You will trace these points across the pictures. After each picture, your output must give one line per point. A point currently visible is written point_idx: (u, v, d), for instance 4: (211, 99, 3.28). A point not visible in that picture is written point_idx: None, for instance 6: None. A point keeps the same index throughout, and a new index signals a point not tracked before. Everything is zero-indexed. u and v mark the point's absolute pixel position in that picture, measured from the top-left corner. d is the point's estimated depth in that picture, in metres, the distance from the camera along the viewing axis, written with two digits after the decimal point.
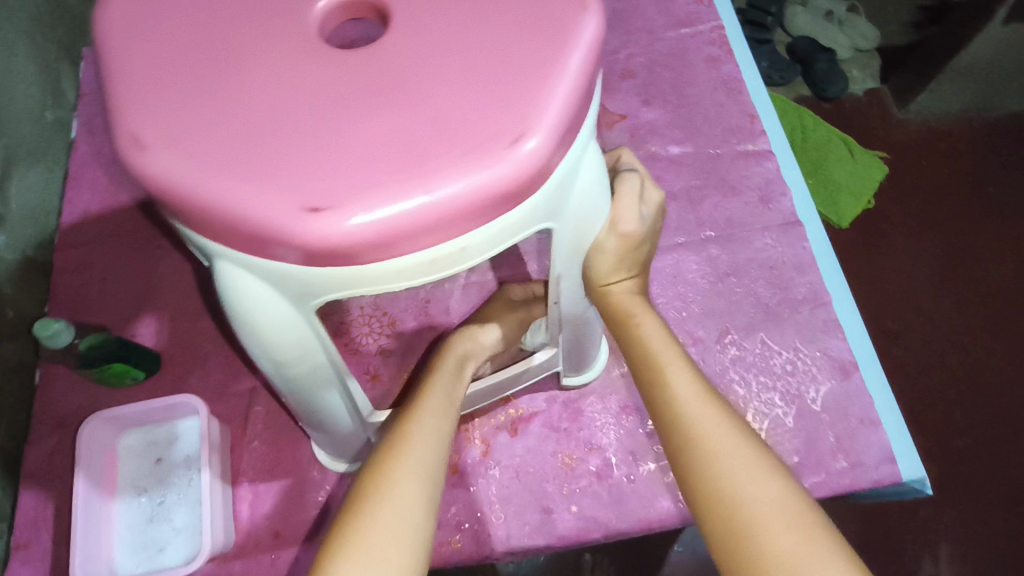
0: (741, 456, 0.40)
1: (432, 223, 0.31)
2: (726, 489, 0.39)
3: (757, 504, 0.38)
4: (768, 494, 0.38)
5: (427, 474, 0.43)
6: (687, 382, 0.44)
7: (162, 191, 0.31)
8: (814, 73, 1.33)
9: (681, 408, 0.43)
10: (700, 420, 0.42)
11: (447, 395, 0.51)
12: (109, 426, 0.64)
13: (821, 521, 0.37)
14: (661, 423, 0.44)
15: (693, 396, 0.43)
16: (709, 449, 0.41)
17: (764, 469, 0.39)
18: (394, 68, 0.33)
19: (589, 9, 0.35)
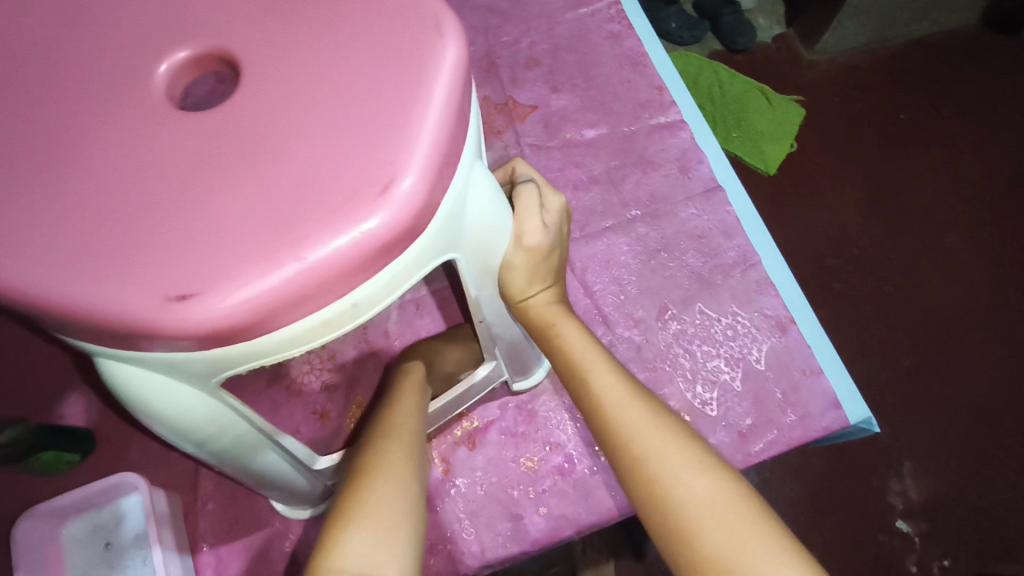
0: (670, 456, 0.41)
1: (313, 288, 0.30)
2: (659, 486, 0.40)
3: (688, 502, 0.39)
4: (698, 493, 0.39)
5: (406, 477, 0.43)
6: (611, 385, 0.45)
7: (20, 303, 0.29)
8: (722, 27, 1.36)
9: (607, 410, 0.44)
10: (626, 423, 0.43)
11: (414, 407, 0.51)
12: (46, 519, 0.60)
13: (753, 513, 0.38)
14: (595, 430, 0.44)
15: (619, 400, 0.44)
16: (639, 450, 0.41)
17: (693, 468, 0.40)
18: (252, 127, 0.31)
19: (447, 34, 0.34)
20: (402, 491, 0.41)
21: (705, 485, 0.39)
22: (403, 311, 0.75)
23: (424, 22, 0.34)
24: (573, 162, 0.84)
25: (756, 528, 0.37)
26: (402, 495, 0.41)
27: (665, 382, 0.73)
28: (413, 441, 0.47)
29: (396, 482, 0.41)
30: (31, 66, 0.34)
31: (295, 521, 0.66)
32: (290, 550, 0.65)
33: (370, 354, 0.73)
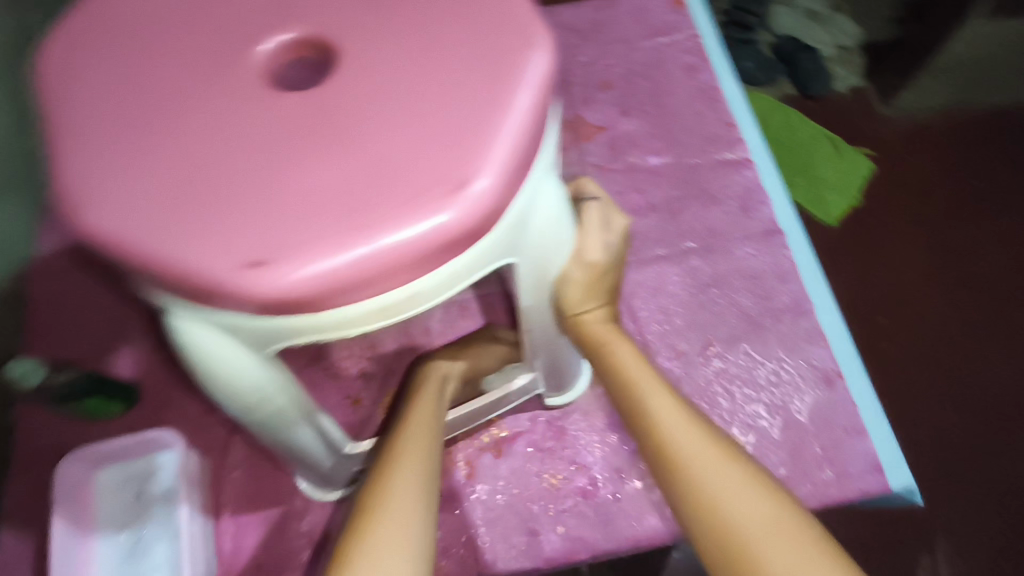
0: (728, 479, 0.40)
1: (378, 273, 0.30)
2: (718, 510, 0.39)
3: (750, 527, 0.38)
4: (761, 517, 0.38)
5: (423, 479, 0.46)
6: (667, 406, 0.45)
7: (107, 249, 0.31)
8: (798, 71, 1.33)
9: (663, 431, 0.43)
10: (682, 444, 0.42)
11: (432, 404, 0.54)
12: (86, 462, 0.63)
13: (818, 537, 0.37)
14: (649, 452, 0.43)
15: (676, 421, 0.44)
16: (698, 472, 0.41)
17: (753, 491, 0.40)
18: (342, 112, 0.33)
19: (537, 45, 0.35)
20: (419, 492, 0.45)
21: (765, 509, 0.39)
22: (447, 312, 0.76)
23: (518, 30, 0.35)
24: (634, 187, 0.84)
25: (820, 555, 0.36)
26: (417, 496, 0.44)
27: None
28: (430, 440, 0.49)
29: (410, 487, 0.44)
30: (145, 32, 0.36)
31: (316, 502, 0.67)
32: (308, 529, 0.66)
33: (410, 348, 0.74)
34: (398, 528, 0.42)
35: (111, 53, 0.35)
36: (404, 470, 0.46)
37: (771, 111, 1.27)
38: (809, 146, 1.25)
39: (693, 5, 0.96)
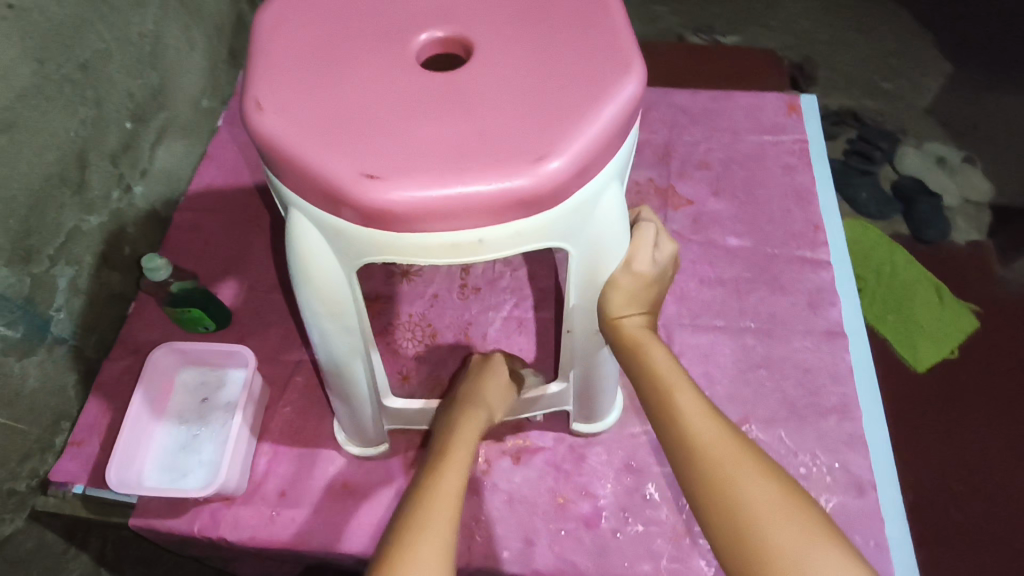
0: (741, 464, 0.47)
1: (458, 211, 0.38)
2: (732, 489, 0.46)
3: (757, 504, 0.45)
4: (768, 497, 0.45)
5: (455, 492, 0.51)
6: (692, 401, 0.51)
7: (264, 143, 0.41)
8: (915, 215, 1.39)
9: (686, 421, 0.50)
10: (701, 434, 0.49)
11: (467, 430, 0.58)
12: (176, 358, 0.73)
13: (815, 515, 0.45)
14: (671, 438, 0.51)
15: (698, 412, 0.50)
16: (715, 457, 0.48)
17: (761, 474, 0.47)
18: (464, 89, 0.42)
19: (631, 76, 0.42)
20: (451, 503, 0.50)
21: (773, 491, 0.46)
22: (507, 323, 0.82)
23: (619, 61, 0.43)
24: (707, 259, 0.88)
25: (816, 529, 0.44)
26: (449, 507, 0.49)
27: None
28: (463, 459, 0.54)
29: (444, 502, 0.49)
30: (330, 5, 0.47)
31: (345, 453, 0.73)
32: (331, 474, 0.72)
33: (464, 345, 0.80)
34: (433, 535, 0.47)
35: (302, 14, 0.46)
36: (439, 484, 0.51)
37: (876, 244, 1.28)
38: (910, 287, 1.24)
39: (807, 115, 1.01)
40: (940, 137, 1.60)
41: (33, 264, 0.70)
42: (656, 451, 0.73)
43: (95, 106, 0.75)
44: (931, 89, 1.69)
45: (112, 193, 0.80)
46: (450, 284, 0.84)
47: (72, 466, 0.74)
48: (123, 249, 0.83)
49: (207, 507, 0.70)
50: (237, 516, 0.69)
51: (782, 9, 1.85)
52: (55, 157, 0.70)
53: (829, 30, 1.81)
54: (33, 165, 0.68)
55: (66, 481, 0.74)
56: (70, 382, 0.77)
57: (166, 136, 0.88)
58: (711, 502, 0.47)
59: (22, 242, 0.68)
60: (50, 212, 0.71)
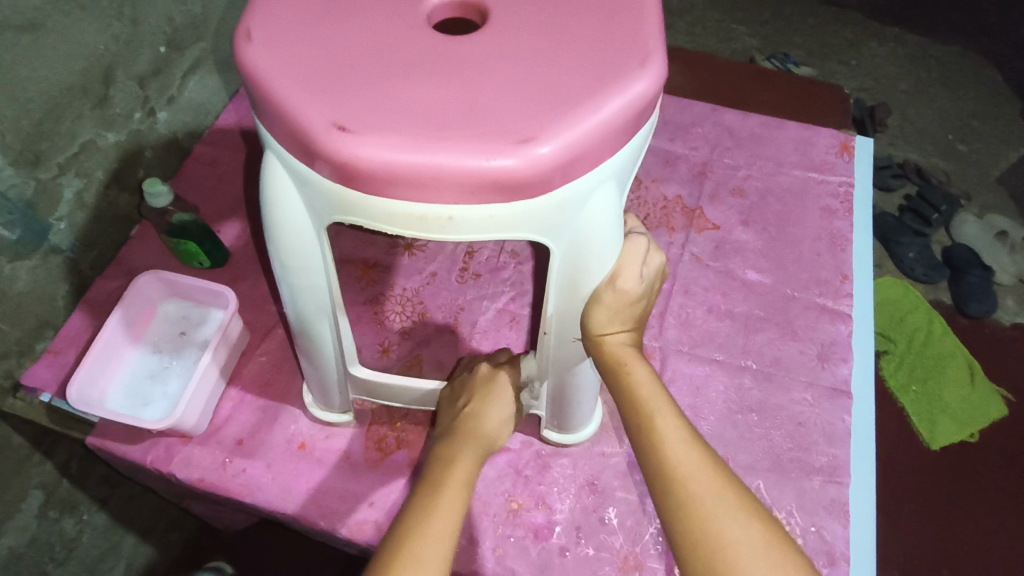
0: (721, 497, 0.44)
1: (428, 181, 0.36)
2: (711, 526, 0.42)
3: (736, 543, 0.42)
4: (751, 538, 0.42)
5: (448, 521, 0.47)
6: (672, 426, 0.48)
7: (245, 75, 0.38)
8: (963, 286, 1.32)
9: (664, 447, 0.46)
10: (681, 462, 0.46)
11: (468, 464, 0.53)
12: (160, 287, 0.73)
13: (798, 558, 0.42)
14: (647, 465, 0.47)
15: (679, 440, 0.47)
16: (694, 488, 0.44)
17: (746, 510, 0.43)
18: (467, 56, 0.39)
19: (649, 70, 0.39)
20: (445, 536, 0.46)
21: (757, 529, 0.43)
22: (500, 314, 0.79)
23: (639, 52, 0.39)
24: (721, 289, 0.83)
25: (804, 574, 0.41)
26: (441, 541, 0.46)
27: None
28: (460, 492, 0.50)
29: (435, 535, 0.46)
30: None
31: (308, 414, 0.72)
32: (290, 433, 0.71)
33: (451, 329, 0.78)
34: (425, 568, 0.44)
35: None
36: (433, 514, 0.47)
37: (915, 307, 1.21)
38: (941, 358, 1.17)
39: (860, 159, 0.96)
40: (1004, 210, 1.52)
41: (41, 170, 0.70)
42: (623, 476, 0.70)
43: (131, 24, 0.75)
44: (1005, 158, 1.60)
45: (135, 114, 0.80)
46: (450, 265, 0.82)
47: (47, 373, 0.74)
48: (136, 171, 0.83)
49: (163, 440, 0.69)
50: (189, 455, 0.69)
51: (865, 49, 1.77)
52: (82, 67, 0.70)
53: (909, 78, 1.72)
54: (56, 71, 0.68)
55: (36, 387, 0.74)
56: (60, 292, 0.77)
57: (201, 67, 0.88)
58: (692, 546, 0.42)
59: (33, 145, 0.68)
60: (67, 120, 0.71)
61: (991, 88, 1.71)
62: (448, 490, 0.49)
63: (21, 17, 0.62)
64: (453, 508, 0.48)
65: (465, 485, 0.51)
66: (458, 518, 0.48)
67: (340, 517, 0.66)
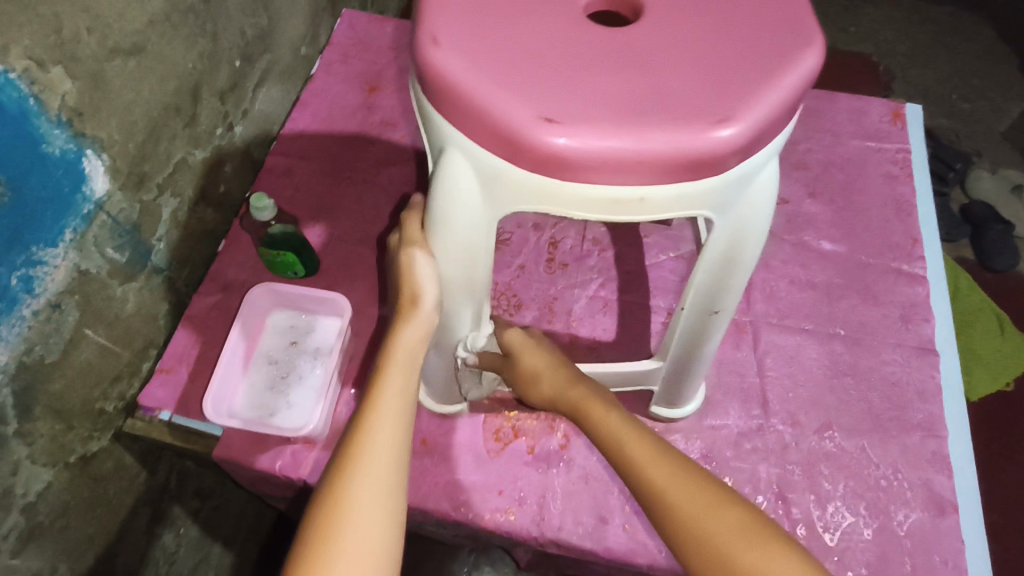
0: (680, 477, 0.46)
1: (632, 165, 0.39)
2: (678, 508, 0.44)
3: (705, 521, 0.43)
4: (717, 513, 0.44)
5: (393, 435, 0.45)
6: (614, 419, 0.52)
7: (436, 78, 0.40)
8: (984, 240, 1.37)
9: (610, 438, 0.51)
10: (626, 443, 0.49)
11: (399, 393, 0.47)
12: (269, 299, 0.75)
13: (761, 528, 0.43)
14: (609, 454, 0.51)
15: (620, 427, 0.51)
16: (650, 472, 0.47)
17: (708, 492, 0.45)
18: (644, 44, 0.41)
19: (814, 49, 0.41)
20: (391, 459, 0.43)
21: (726, 506, 0.44)
22: (593, 301, 0.81)
23: (800, 32, 0.42)
24: (799, 261, 0.86)
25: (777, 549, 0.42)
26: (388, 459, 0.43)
27: (796, 489, 0.71)
28: (401, 406, 0.47)
29: (377, 464, 0.43)
30: None
31: (426, 411, 0.74)
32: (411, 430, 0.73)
33: (548, 319, 0.80)
34: (371, 499, 0.41)
35: None
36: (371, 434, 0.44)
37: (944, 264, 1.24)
38: (968, 311, 1.21)
39: (911, 126, 0.98)
40: (1017, 164, 1.55)
41: (144, 191, 0.70)
42: (735, 446, 0.73)
43: (213, 39, 0.75)
44: (1009, 113, 1.63)
45: (217, 129, 0.81)
46: (537, 256, 0.84)
47: (162, 392, 0.76)
48: (219, 186, 0.84)
49: (289, 447, 0.71)
50: (318, 459, 0.70)
51: (869, 15, 1.79)
52: (174, 86, 0.71)
53: (912, 40, 1.75)
54: (155, 92, 0.68)
55: (153, 406, 0.76)
56: (161, 311, 0.78)
57: (267, 79, 0.89)
58: (683, 550, 0.43)
59: (137, 167, 0.69)
60: (163, 141, 0.71)
61: (989, 45, 1.75)
62: (389, 396, 0.47)
63: (127, 40, 0.63)
64: (392, 420, 0.45)
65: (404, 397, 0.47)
66: (400, 421, 0.46)
67: (471, 506, 0.69)
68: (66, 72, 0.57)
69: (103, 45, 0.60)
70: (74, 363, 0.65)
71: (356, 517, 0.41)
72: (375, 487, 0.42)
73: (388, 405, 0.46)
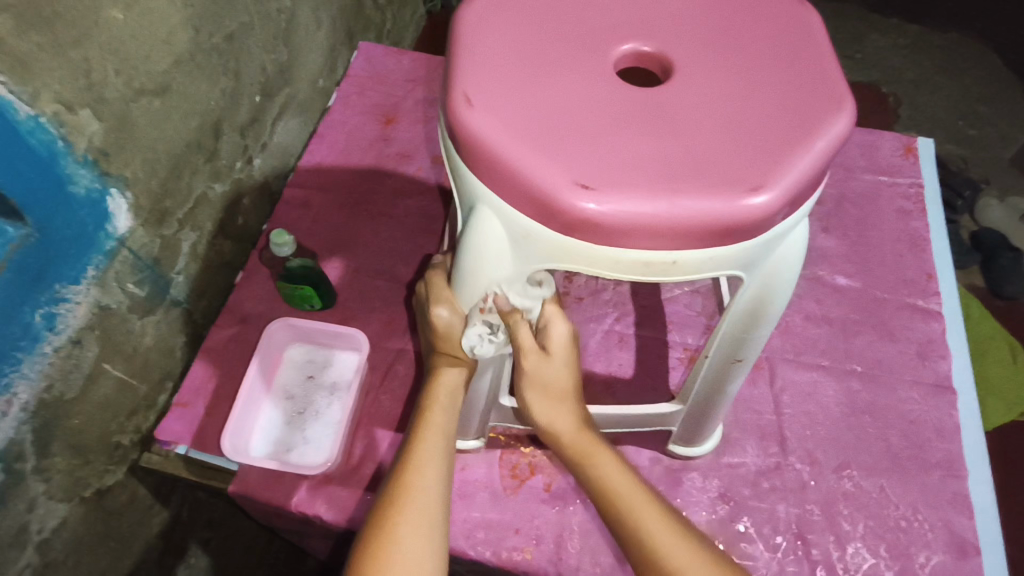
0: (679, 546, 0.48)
1: (665, 230, 0.39)
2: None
3: None
4: None
5: (439, 477, 0.48)
6: (613, 471, 0.52)
7: (470, 138, 0.41)
8: (995, 269, 1.37)
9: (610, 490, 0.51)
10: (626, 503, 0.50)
11: (442, 442, 0.51)
12: (288, 334, 0.75)
13: None
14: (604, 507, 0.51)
15: (621, 481, 0.52)
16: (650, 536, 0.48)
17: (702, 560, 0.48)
18: (676, 106, 0.42)
19: (844, 112, 0.42)
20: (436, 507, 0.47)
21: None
22: (608, 335, 0.81)
23: (829, 96, 0.43)
24: (814, 296, 0.86)
25: None
26: (433, 508, 0.47)
27: (816, 530, 0.70)
28: (445, 454, 0.50)
29: (423, 516, 0.46)
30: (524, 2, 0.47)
31: None
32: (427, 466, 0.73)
33: None
34: (419, 538, 0.45)
35: (502, 12, 0.46)
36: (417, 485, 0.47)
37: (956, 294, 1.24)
38: (982, 342, 1.20)
39: (923, 160, 0.99)
40: None
41: (165, 227, 0.71)
42: (753, 484, 0.73)
43: (234, 78, 0.76)
44: (1018, 141, 1.64)
45: (236, 163, 0.82)
46: (552, 290, 0.84)
47: (177, 425, 0.76)
48: (236, 219, 0.84)
49: (305, 483, 0.70)
50: (334, 496, 0.70)
51: (874, 44, 1.81)
52: (197, 123, 0.72)
53: (918, 69, 1.76)
54: (178, 130, 0.69)
55: (170, 439, 0.76)
56: (177, 344, 0.78)
57: (285, 112, 0.91)
58: None
59: (159, 204, 0.69)
60: (185, 177, 0.72)
61: (995, 73, 1.76)
62: (431, 440, 0.50)
63: (153, 81, 0.64)
64: (435, 471, 0.49)
65: (445, 445, 0.51)
66: (443, 469, 0.49)
67: (488, 545, 0.68)
68: (93, 114, 0.58)
69: (129, 86, 0.61)
70: (92, 399, 0.66)
71: (399, 572, 0.43)
72: (416, 544, 0.45)
73: (430, 452, 0.49)
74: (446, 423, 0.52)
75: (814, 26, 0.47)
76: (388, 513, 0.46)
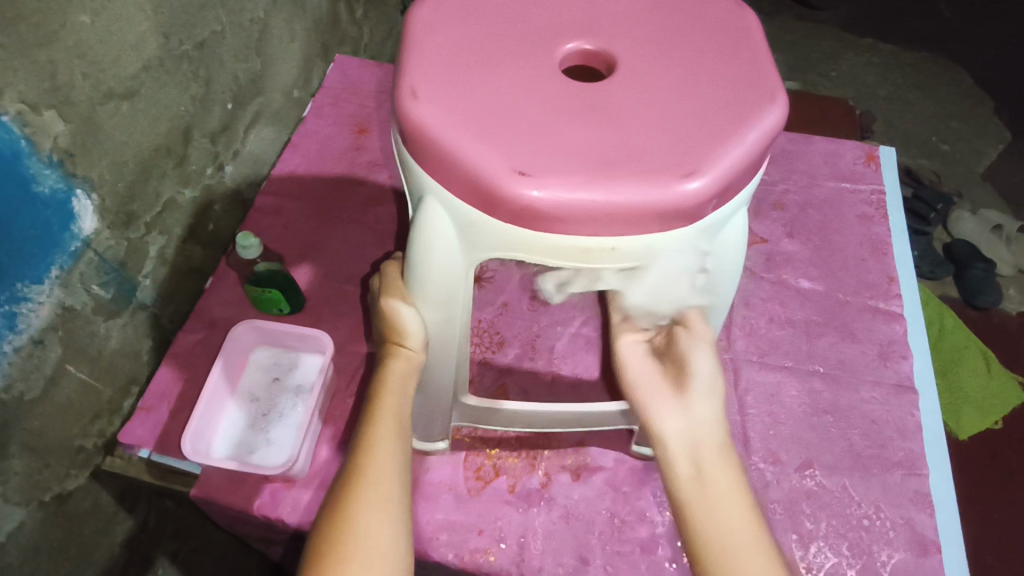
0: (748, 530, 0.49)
1: (602, 216, 0.40)
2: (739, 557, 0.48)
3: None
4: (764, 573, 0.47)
5: (394, 456, 0.50)
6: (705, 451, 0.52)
7: (415, 129, 0.42)
8: (966, 279, 1.40)
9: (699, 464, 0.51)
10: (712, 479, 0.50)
11: (396, 430, 0.52)
12: (253, 336, 0.75)
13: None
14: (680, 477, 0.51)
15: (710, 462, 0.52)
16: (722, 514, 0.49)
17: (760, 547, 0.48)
18: (615, 99, 0.43)
19: (776, 106, 0.44)
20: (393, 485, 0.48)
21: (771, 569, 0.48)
22: (574, 338, 0.82)
23: (762, 90, 0.44)
24: (778, 299, 0.87)
25: None
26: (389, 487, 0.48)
27: (778, 529, 0.71)
28: (400, 436, 0.52)
29: (378, 495, 0.47)
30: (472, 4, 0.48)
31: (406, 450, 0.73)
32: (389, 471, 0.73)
33: (530, 356, 0.80)
34: (378, 516, 0.46)
35: (450, 13, 0.48)
36: (372, 467, 0.48)
37: (926, 302, 1.25)
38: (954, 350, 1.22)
39: (885, 168, 1.01)
40: (995, 204, 1.59)
41: (131, 230, 0.72)
42: None
43: (206, 85, 0.78)
44: (987, 156, 1.68)
45: (207, 169, 0.83)
46: (520, 294, 0.85)
47: (141, 429, 0.75)
48: (207, 225, 0.85)
49: (268, 486, 0.70)
50: (296, 498, 0.70)
51: (846, 61, 1.85)
52: (166, 128, 0.73)
53: (889, 85, 1.81)
54: (146, 135, 0.70)
55: (133, 444, 0.75)
56: (144, 348, 0.78)
57: (259, 121, 0.92)
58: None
59: (126, 207, 0.70)
60: (153, 181, 0.73)
61: (964, 89, 1.81)
62: (386, 425, 0.52)
63: (121, 85, 0.65)
64: (388, 452, 0.50)
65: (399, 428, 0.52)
66: (397, 450, 0.50)
67: (451, 546, 0.68)
68: (58, 115, 0.58)
69: (97, 89, 0.62)
70: (54, 400, 0.65)
71: (361, 551, 0.45)
72: (375, 522, 0.46)
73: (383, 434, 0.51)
74: (399, 409, 0.53)
75: (752, 26, 0.49)
76: (345, 496, 0.47)
